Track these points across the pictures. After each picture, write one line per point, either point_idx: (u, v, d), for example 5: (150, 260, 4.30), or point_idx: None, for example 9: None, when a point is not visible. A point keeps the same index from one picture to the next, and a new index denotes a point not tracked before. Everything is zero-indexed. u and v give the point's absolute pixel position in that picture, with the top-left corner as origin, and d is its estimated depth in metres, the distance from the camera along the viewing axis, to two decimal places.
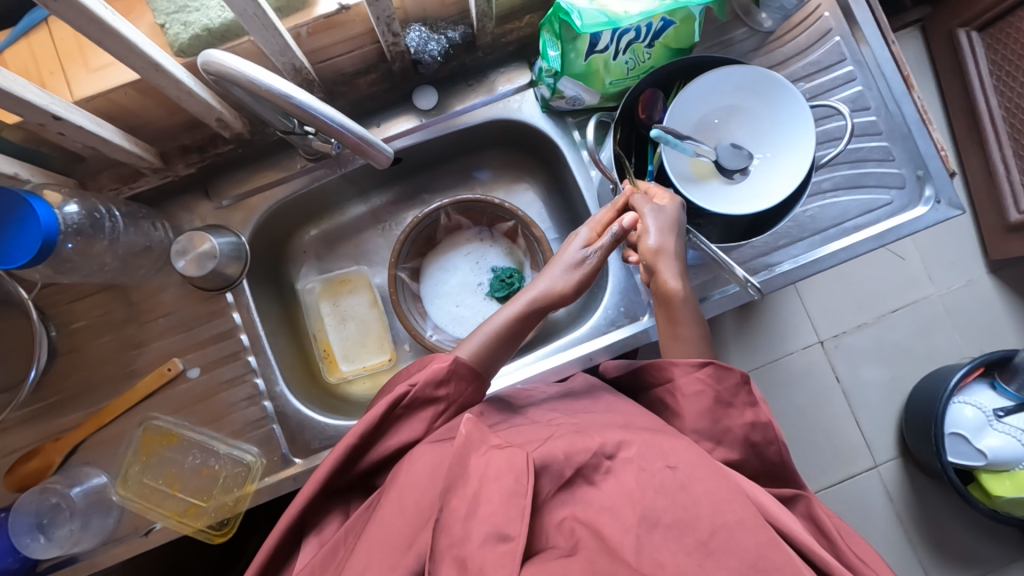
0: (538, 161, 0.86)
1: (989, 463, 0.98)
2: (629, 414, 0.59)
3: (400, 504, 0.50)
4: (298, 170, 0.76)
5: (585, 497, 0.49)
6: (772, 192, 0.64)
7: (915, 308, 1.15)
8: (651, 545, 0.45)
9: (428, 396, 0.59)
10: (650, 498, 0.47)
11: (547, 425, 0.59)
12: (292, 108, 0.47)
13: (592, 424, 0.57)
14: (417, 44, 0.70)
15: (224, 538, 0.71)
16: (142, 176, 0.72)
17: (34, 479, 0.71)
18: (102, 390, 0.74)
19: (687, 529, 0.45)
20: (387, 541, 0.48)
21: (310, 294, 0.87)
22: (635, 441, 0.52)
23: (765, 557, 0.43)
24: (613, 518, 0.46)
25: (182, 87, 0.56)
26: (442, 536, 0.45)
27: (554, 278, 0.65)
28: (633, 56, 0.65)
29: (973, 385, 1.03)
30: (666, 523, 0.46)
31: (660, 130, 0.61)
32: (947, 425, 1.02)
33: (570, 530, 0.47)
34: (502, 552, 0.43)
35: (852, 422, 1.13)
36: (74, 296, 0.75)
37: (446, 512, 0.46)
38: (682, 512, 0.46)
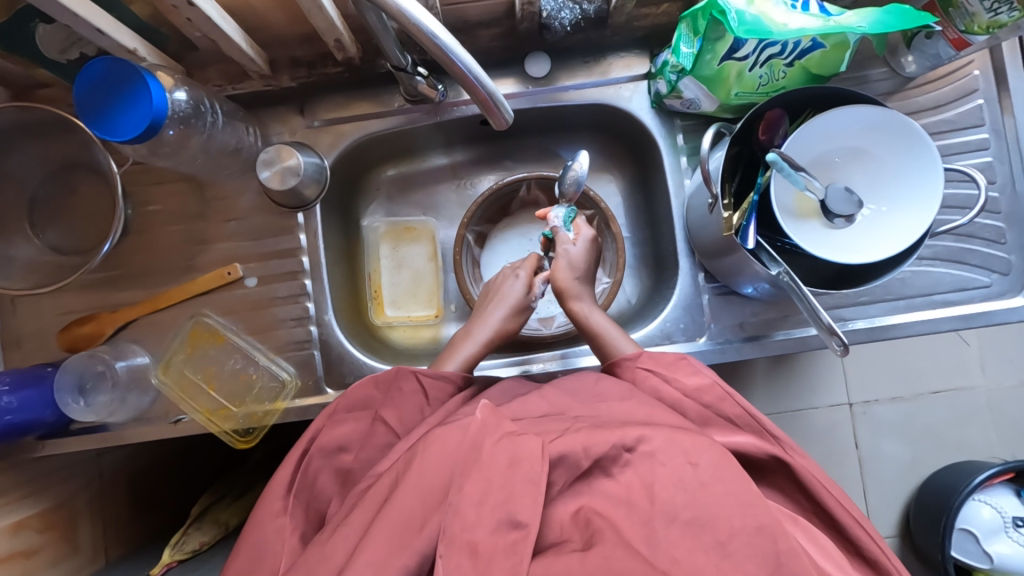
0: (630, 156, 0.84)
1: (993, 568, 0.95)
2: (648, 410, 0.55)
3: (416, 485, 0.46)
4: (395, 109, 0.76)
5: (603, 493, 0.47)
6: (875, 249, 0.61)
7: (957, 394, 1.10)
8: (665, 538, 0.44)
9: (397, 377, 0.62)
10: (665, 491, 0.45)
11: (567, 419, 0.55)
12: (435, 48, 0.46)
13: (610, 420, 0.54)
14: (550, 9, 0.68)
15: (247, 445, 0.73)
16: (247, 79, 0.72)
17: (84, 343, 0.74)
18: (162, 275, 0.76)
19: (704, 528, 0.43)
20: (396, 517, 0.45)
21: (372, 233, 0.88)
22: (656, 436, 0.48)
23: (787, 555, 0.42)
24: (628, 510, 0.46)
25: (315, 1, 0.55)
26: (452, 521, 0.43)
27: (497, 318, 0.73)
28: (769, 71, 0.61)
29: (997, 486, 0.97)
30: (685, 518, 0.44)
31: (778, 154, 0.58)
32: (959, 519, 0.98)
33: (587, 522, 0.46)
34: (514, 541, 0.43)
35: (859, 489, 1.10)
36: (155, 181, 0.76)
37: (458, 496, 0.44)
38: (701, 510, 0.44)
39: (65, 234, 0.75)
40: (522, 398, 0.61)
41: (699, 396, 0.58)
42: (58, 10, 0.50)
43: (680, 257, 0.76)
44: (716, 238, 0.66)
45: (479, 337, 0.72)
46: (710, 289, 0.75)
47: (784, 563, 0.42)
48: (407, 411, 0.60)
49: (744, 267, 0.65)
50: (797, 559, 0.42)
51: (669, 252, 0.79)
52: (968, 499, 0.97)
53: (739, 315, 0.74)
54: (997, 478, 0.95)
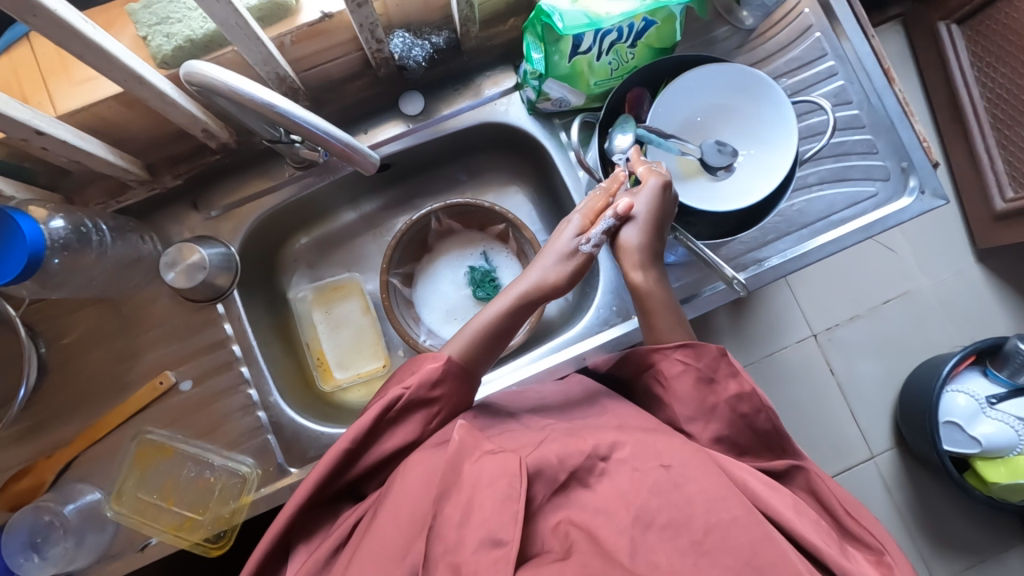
0: (526, 164, 0.87)
1: (983, 450, 0.98)
2: (623, 415, 0.58)
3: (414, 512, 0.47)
4: (287, 179, 0.76)
5: (582, 504, 0.48)
6: (758, 189, 0.65)
7: (902, 298, 1.15)
8: (646, 545, 0.44)
9: (423, 398, 0.57)
10: (642, 496, 0.46)
11: (544, 429, 0.57)
12: (277, 115, 0.48)
13: (586, 425, 0.56)
14: (401, 50, 0.70)
15: (221, 550, 0.71)
16: (129, 189, 0.72)
17: (28, 497, 0.71)
18: (92, 406, 0.74)
19: (681, 529, 0.44)
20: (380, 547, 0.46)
21: (302, 303, 0.87)
22: (628, 442, 0.51)
23: (761, 543, 0.43)
24: (609, 522, 0.45)
25: (166, 98, 0.56)
26: (437, 542, 0.44)
27: (547, 269, 0.63)
28: (616, 57, 0.65)
29: (965, 373, 1.03)
30: (660, 522, 0.45)
31: (645, 130, 0.64)
32: (941, 413, 1.02)
33: (565, 534, 0.46)
34: (496, 560, 0.42)
35: (846, 413, 1.13)
36: (65, 312, 0.74)
37: (439, 520, 0.45)
38: (676, 512, 0.45)
39: None
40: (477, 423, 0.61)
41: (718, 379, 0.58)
42: None
43: None
44: None
45: (516, 293, 0.63)
46: None
47: (760, 557, 0.43)
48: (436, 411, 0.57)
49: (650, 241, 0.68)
50: (771, 544, 0.43)
51: None
52: (942, 393, 1.01)
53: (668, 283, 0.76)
54: (963, 364, 1.00)
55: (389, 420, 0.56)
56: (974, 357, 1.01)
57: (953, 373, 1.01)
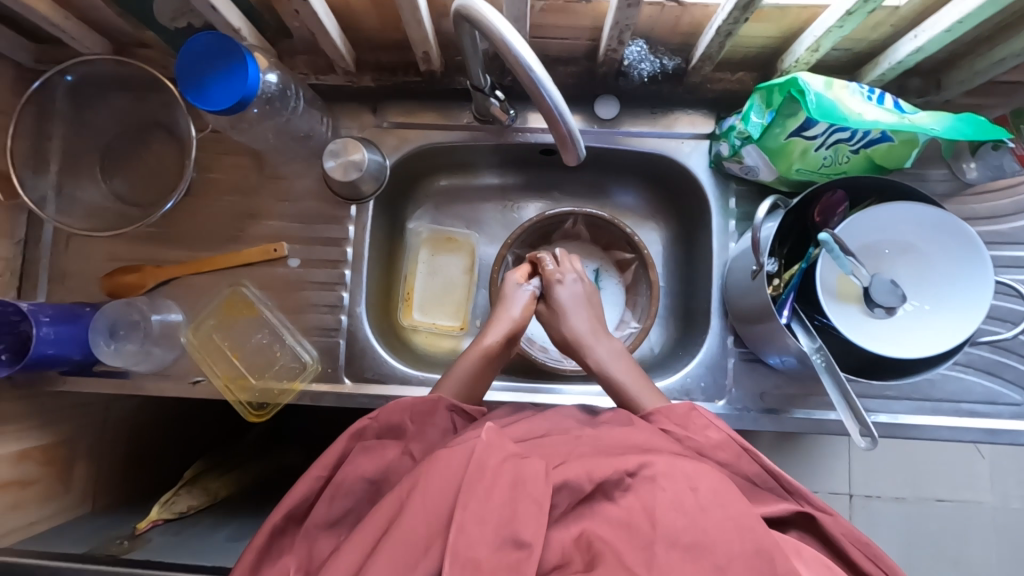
0: (677, 210, 0.86)
1: None
2: (649, 436, 0.55)
3: (423, 501, 0.45)
4: (462, 124, 0.79)
5: (605, 517, 0.46)
6: (914, 345, 0.61)
7: (963, 506, 1.06)
8: (665, 563, 0.43)
9: (391, 430, 0.59)
10: (667, 516, 0.45)
11: (573, 437, 0.56)
12: (528, 80, 0.48)
13: (611, 446, 0.53)
14: (632, 59, 0.71)
15: (259, 419, 0.74)
16: (331, 73, 0.76)
17: (125, 292, 0.77)
18: (210, 241, 0.79)
19: (703, 552, 0.43)
20: (402, 536, 0.43)
21: (415, 237, 0.89)
22: (658, 462, 0.49)
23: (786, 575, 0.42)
24: (628, 533, 0.45)
25: (416, 14, 0.58)
26: (458, 536, 0.42)
27: (510, 313, 0.76)
28: (833, 153, 0.62)
29: None
30: (684, 542, 0.44)
31: (830, 236, 0.59)
32: None
33: (587, 545, 0.45)
34: (517, 559, 0.43)
35: None
36: (223, 150, 0.79)
37: (461, 513, 0.43)
38: (700, 534, 0.44)
39: (129, 184, 0.78)
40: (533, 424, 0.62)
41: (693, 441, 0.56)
42: None
43: (712, 317, 0.76)
44: (753, 304, 0.66)
45: (512, 314, 0.76)
46: (737, 354, 0.75)
47: None
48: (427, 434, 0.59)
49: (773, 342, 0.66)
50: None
51: (699, 308, 0.80)
52: None
53: (761, 385, 0.74)
54: None
55: (378, 445, 0.56)
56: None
57: None
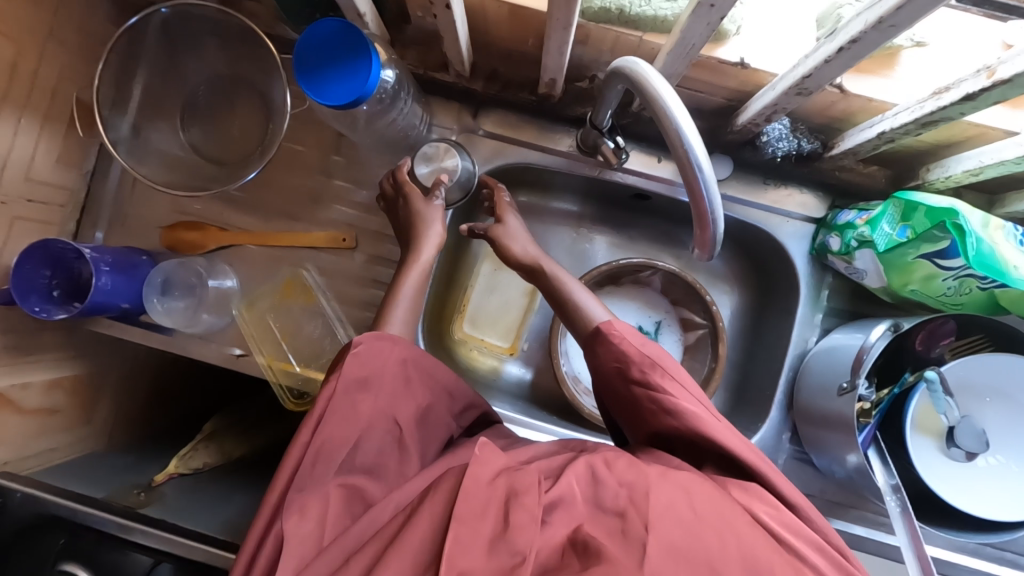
0: (759, 282, 0.82)
1: None
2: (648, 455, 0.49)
3: (430, 513, 0.40)
4: (561, 150, 0.74)
5: (599, 526, 0.40)
6: (987, 502, 0.58)
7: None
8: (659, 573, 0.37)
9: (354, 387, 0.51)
10: (664, 523, 0.39)
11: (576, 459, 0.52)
12: (693, 178, 0.44)
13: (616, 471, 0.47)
14: (771, 136, 0.65)
15: (297, 409, 0.72)
16: (442, 71, 0.71)
17: (185, 249, 0.75)
18: (278, 215, 0.76)
19: (694, 560, 0.37)
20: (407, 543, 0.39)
21: (481, 247, 0.86)
22: (654, 473, 0.43)
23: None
24: (623, 541, 0.39)
25: (561, 47, 0.54)
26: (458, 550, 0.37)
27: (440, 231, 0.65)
28: (958, 284, 0.57)
29: None
30: (677, 549, 0.38)
31: (937, 376, 0.56)
32: None
33: (584, 551, 0.38)
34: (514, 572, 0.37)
35: None
36: (308, 122, 0.75)
37: (461, 521, 0.38)
38: (693, 541, 0.38)
39: (207, 138, 0.75)
40: None
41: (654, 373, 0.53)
42: None
43: (773, 408, 0.73)
44: (826, 416, 0.63)
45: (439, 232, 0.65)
46: (790, 453, 0.72)
47: None
48: (405, 403, 0.53)
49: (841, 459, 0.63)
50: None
51: (758, 391, 0.76)
52: None
53: (806, 488, 0.72)
54: None
55: (367, 411, 0.50)
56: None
57: None
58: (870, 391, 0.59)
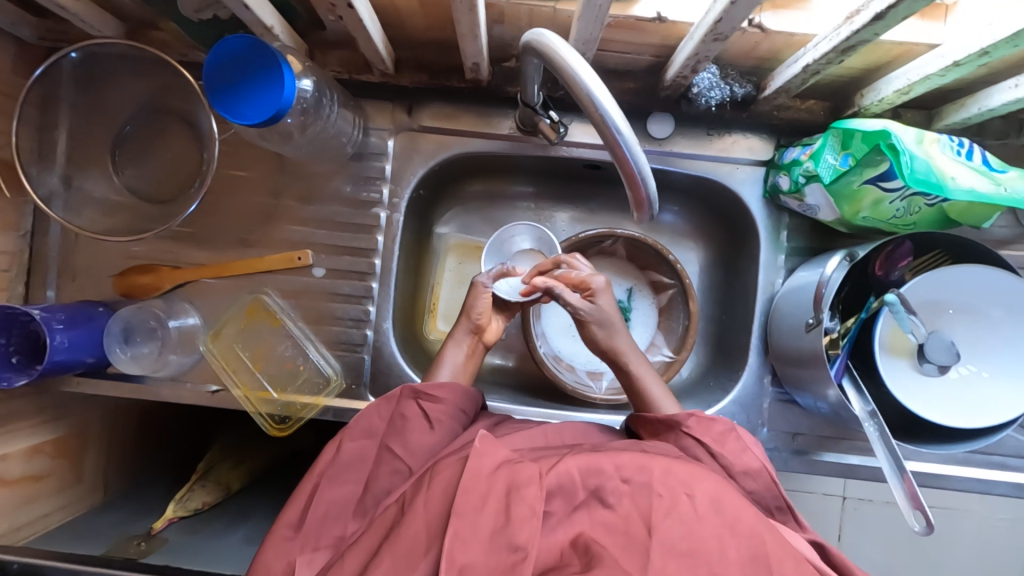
0: (722, 233, 0.82)
1: None
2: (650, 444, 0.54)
3: (436, 502, 0.47)
4: (503, 134, 0.73)
5: (599, 520, 0.45)
6: (967, 412, 0.58)
7: (952, 514, 1.09)
8: (662, 569, 0.42)
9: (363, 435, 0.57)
10: (664, 522, 0.44)
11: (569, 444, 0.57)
12: (615, 143, 0.44)
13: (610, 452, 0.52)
14: (702, 86, 0.66)
15: (280, 433, 0.71)
16: (367, 72, 0.70)
17: (140, 292, 0.73)
18: (230, 243, 0.74)
19: (698, 561, 0.42)
20: (407, 540, 0.45)
21: (442, 243, 0.86)
22: (654, 466, 0.48)
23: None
24: (625, 539, 0.44)
25: (474, 30, 0.53)
26: (456, 543, 0.43)
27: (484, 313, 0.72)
28: (906, 206, 0.58)
29: None
30: (679, 549, 0.43)
31: (897, 297, 0.56)
32: None
33: (585, 548, 0.44)
34: (514, 563, 0.43)
35: None
36: (242, 144, 0.73)
37: (459, 517, 0.44)
38: (695, 541, 0.43)
39: (144, 177, 0.72)
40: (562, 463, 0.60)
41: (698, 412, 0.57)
42: None
43: (750, 353, 0.74)
44: (800, 353, 0.63)
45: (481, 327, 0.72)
46: (773, 394, 0.73)
47: None
48: (412, 438, 0.57)
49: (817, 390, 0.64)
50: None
51: (736, 340, 0.77)
52: None
53: (795, 426, 0.72)
54: None
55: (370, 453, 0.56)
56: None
57: None
58: (834, 321, 0.60)
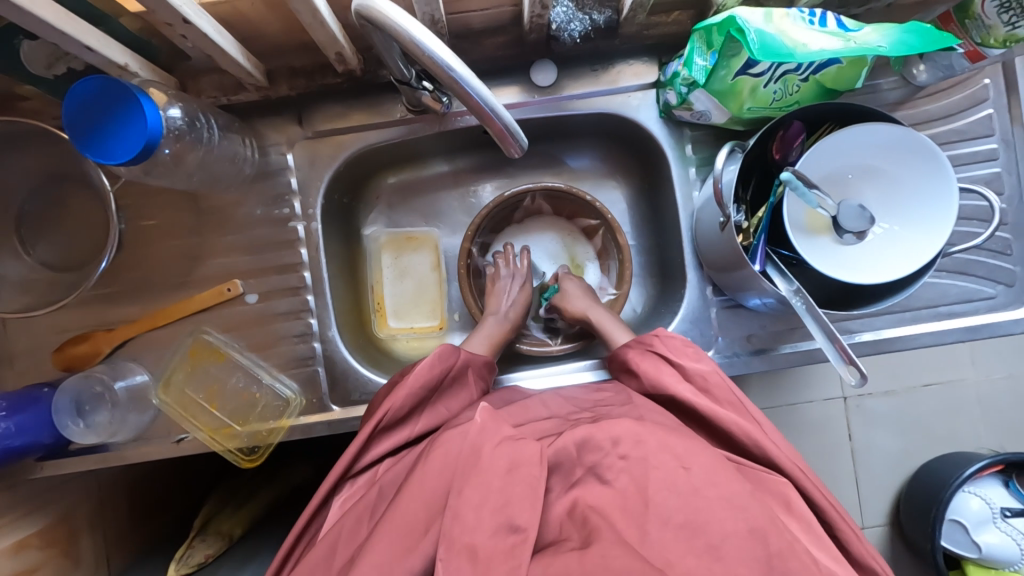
0: (637, 164, 0.82)
1: (980, 557, 0.96)
2: (646, 408, 0.58)
3: (430, 491, 0.49)
4: (397, 119, 0.74)
5: (597, 496, 0.49)
6: (891, 267, 0.60)
7: (948, 387, 1.08)
8: (660, 541, 0.46)
9: (401, 416, 0.59)
10: (660, 494, 0.48)
11: (564, 420, 0.59)
12: (450, 80, 0.43)
13: (602, 416, 0.57)
14: (560, 21, 0.67)
15: (252, 464, 0.72)
16: (243, 90, 0.69)
17: (83, 363, 0.72)
18: (158, 292, 0.74)
19: (697, 531, 0.46)
20: (402, 522, 0.47)
21: (374, 242, 0.86)
22: (650, 441, 0.51)
23: (779, 558, 0.44)
24: (624, 514, 0.47)
25: (318, 16, 0.54)
26: (453, 522, 0.45)
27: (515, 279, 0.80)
28: (783, 86, 0.60)
29: (987, 477, 0.98)
30: (677, 522, 0.47)
31: (792, 173, 0.57)
32: (949, 510, 0.98)
33: (582, 519, 0.48)
34: (512, 544, 0.45)
35: (851, 480, 1.09)
36: (146, 194, 0.73)
37: (457, 498, 0.46)
38: (693, 514, 0.46)
39: (56, 249, 0.72)
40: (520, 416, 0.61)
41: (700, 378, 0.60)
42: (45, 29, 0.48)
43: (687, 269, 0.75)
44: (724, 254, 0.65)
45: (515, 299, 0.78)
46: (718, 302, 0.74)
47: (775, 565, 0.44)
48: (446, 400, 0.63)
49: (748, 285, 0.64)
50: (789, 560, 0.44)
51: (675, 263, 0.78)
52: (958, 491, 0.97)
53: (747, 329, 0.73)
54: (986, 470, 0.95)
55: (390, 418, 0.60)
56: (1000, 466, 0.96)
57: (975, 475, 0.96)
58: (741, 216, 0.64)
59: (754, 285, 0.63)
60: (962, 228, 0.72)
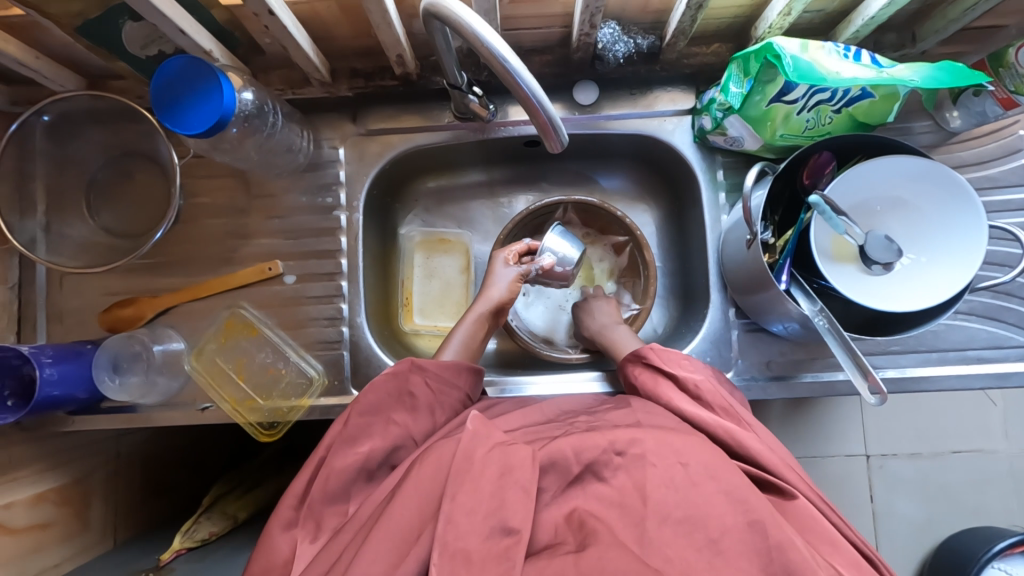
0: (668, 188, 0.85)
1: None
2: (647, 412, 0.55)
3: (421, 490, 0.45)
4: (444, 124, 0.79)
5: (595, 494, 0.45)
6: (914, 297, 0.60)
7: (979, 455, 1.04)
8: (659, 539, 0.42)
9: (348, 438, 0.57)
10: (658, 491, 0.44)
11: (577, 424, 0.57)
12: (503, 70, 0.47)
13: (602, 424, 0.53)
14: (606, 41, 0.71)
15: (270, 438, 0.74)
16: (308, 85, 0.76)
17: (125, 325, 0.77)
18: (204, 266, 0.79)
19: (697, 525, 0.42)
20: (398, 528, 0.43)
21: (408, 241, 0.90)
22: (646, 439, 0.48)
23: (779, 550, 0.41)
24: (621, 511, 0.44)
25: (385, 16, 0.60)
26: (447, 528, 0.41)
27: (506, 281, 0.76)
28: (816, 116, 0.63)
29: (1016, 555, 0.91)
30: (676, 517, 0.43)
31: (821, 197, 0.59)
32: None
33: (579, 523, 0.44)
34: (505, 547, 0.41)
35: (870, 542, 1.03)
36: (204, 175, 0.79)
37: (450, 505, 0.42)
38: (692, 509, 0.43)
39: (118, 217, 0.78)
40: (531, 413, 0.61)
41: (702, 393, 0.58)
42: (147, 8, 0.54)
43: (712, 291, 0.76)
44: (749, 274, 0.66)
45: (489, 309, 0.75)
46: (740, 325, 0.75)
47: (776, 559, 0.41)
48: (411, 415, 0.61)
49: (773, 309, 0.65)
50: (794, 551, 0.41)
51: (700, 286, 0.79)
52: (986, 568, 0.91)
53: (767, 355, 0.73)
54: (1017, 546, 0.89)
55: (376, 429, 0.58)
56: None
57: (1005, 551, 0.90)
58: (769, 234, 0.65)
59: (776, 309, 0.64)
60: (991, 273, 0.72)
